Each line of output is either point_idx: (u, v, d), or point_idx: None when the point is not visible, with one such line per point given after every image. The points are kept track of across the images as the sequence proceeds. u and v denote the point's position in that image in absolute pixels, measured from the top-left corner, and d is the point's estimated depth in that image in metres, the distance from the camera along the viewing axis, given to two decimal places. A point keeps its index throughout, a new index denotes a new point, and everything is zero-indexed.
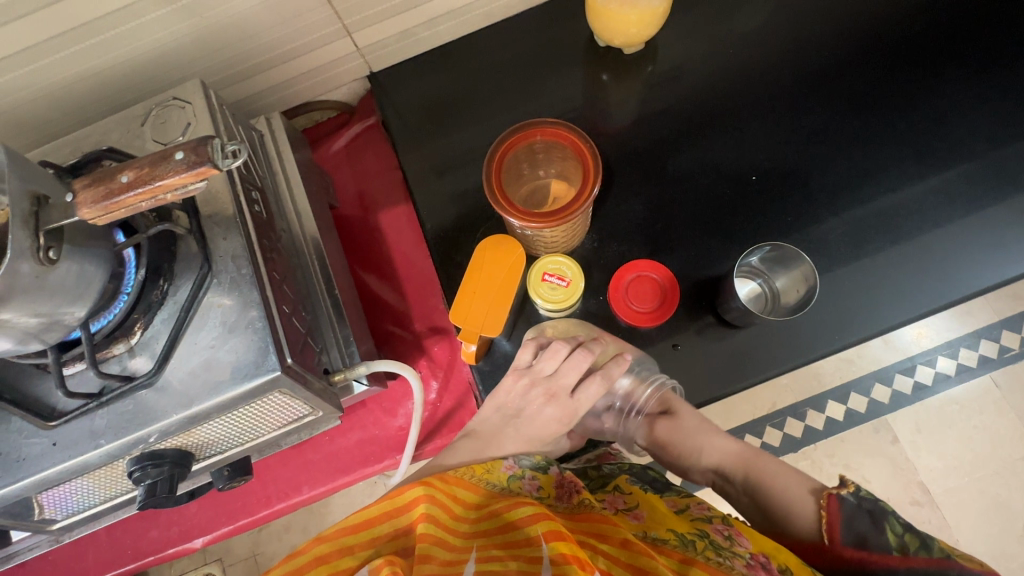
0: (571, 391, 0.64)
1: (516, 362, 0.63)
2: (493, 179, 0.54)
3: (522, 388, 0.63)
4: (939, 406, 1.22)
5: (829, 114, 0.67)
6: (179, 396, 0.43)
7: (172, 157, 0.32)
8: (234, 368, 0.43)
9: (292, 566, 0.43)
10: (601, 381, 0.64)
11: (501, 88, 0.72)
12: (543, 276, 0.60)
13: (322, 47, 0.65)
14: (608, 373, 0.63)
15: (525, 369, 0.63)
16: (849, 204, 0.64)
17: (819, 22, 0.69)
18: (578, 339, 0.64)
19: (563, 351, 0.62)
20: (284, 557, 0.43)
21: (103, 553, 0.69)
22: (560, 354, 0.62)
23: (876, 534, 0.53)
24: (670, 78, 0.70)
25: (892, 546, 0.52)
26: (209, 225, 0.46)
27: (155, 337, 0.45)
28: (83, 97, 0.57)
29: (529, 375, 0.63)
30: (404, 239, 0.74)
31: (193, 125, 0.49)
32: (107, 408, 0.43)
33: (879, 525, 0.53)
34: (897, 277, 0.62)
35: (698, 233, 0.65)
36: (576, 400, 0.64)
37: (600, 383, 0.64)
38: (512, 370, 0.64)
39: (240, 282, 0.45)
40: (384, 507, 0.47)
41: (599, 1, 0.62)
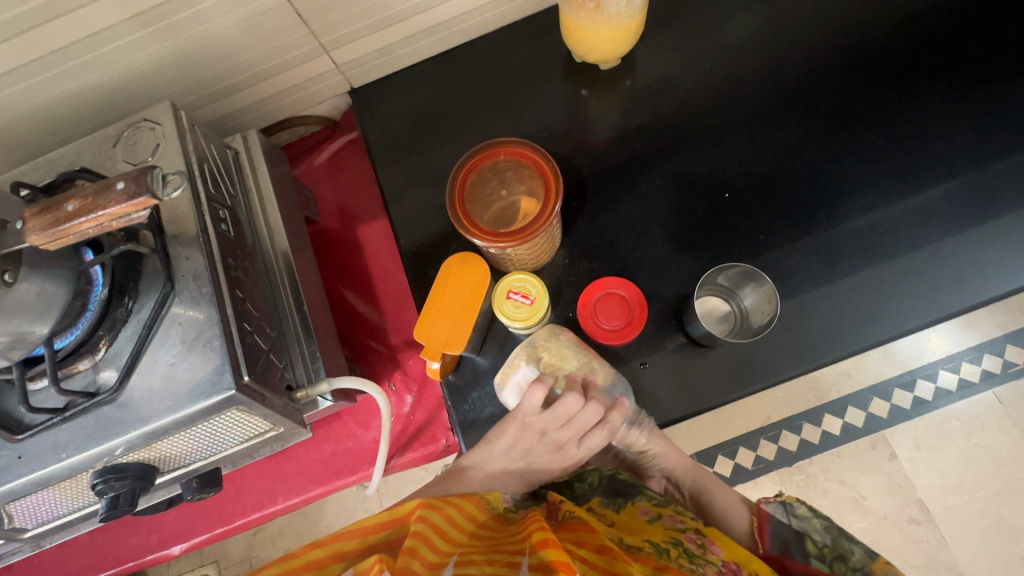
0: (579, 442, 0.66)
1: (528, 407, 0.60)
2: (457, 199, 0.55)
3: (533, 434, 0.63)
4: (938, 422, 1.19)
5: (807, 130, 0.66)
6: (139, 412, 0.44)
7: (116, 190, 0.33)
8: (192, 385, 0.44)
9: (285, 567, 0.42)
10: (605, 433, 0.65)
11: (479, 104, 0.72)
12: (507, 294, 0.60)
13: (300, 65, 0.67)
14: (613, 426, 0.63)
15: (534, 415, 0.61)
16: (825, 222, 0.64)
17: (799, 35, 0.68)
18: (580, 381, 0.63)
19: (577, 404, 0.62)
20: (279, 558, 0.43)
21: (86, 558, 0.70)
22: (571, 406, 0.62)
23: (797, 542, 0.60)
24: (647, 93, 0.70)
25: (811, 554, 0.58)
26: (173, 244, 0.47)
27: (119, 353, 0.46)
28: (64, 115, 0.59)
29: (539, 421, 0.62)
30: (382, 253, 0.75)
31: (162, 147, 0.50)
32: (71, 422, 0.44)
33: (801, 535, 0.60)
34: (872, 294, 0.61)
35: (670, 250, 0.65)
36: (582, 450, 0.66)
37: (604, 436, 0.65)
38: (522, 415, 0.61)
39: (200, 300, 0.46)
40: (381, 516, 0.48)
41: (572, 19, 0.62)
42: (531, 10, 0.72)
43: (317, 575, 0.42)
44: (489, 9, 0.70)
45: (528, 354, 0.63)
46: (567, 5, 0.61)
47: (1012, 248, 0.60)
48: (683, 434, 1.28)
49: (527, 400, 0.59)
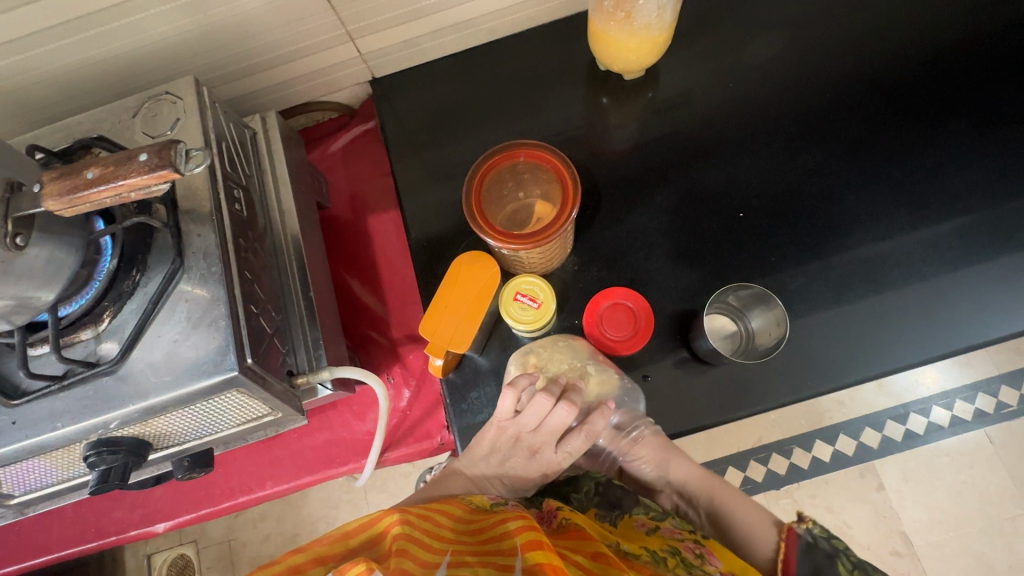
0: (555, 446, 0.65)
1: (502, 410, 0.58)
2: (473, 199, 0.54)
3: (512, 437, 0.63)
4: (927, 457, 1.19)
5: (825, 156, 0.66)
6: (138, 386, 0.44)
7: (143, 163, 0.33)
8: (194, 363, 0.44)
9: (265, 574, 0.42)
10: (583, 436, 0.65)
11: (500, 104, 0.72)
12: (514, 296, 0.60)
13: (324, 50, 0.66)
14: (593, 428, 0.65)
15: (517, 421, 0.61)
16: (836, 250, 0.64)
17: (824, 61, 0.68)
18: (562, 384, 0.62)
19: (547, 405, 0.60)
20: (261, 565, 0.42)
21: (67, 529, 0.69)
22: (544, 407, 0.61)
23: (830, 566, 0.55)
24: (669, 106, 0.70)
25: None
26: (186, 221, 0.47)
27: (123, 325, 0.46)
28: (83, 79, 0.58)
29: (513, 426, 0.61)
30: (390, 245, 0.75)
31: (182, 121, 0.50)
32: (68, 391, 0.44)
33: (834, 558, 0.55)
34: (878, 325, 0.61)
35: (681, 265, 0.65)
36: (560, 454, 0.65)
37: (582, 440, 0.65)
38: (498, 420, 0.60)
39: (209, 278, 0.45)
40: (362, 520, 0.48)
41: (600, 28, 0.62)
42: (559, 15, 0.72)
43: None
44: (517, 11, 0.69)
45: (519, 364, 0.63)
46: (598, 13, 0.61)
47: (1019, 289, 0.61)
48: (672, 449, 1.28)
49: (502, 405, 0.57)
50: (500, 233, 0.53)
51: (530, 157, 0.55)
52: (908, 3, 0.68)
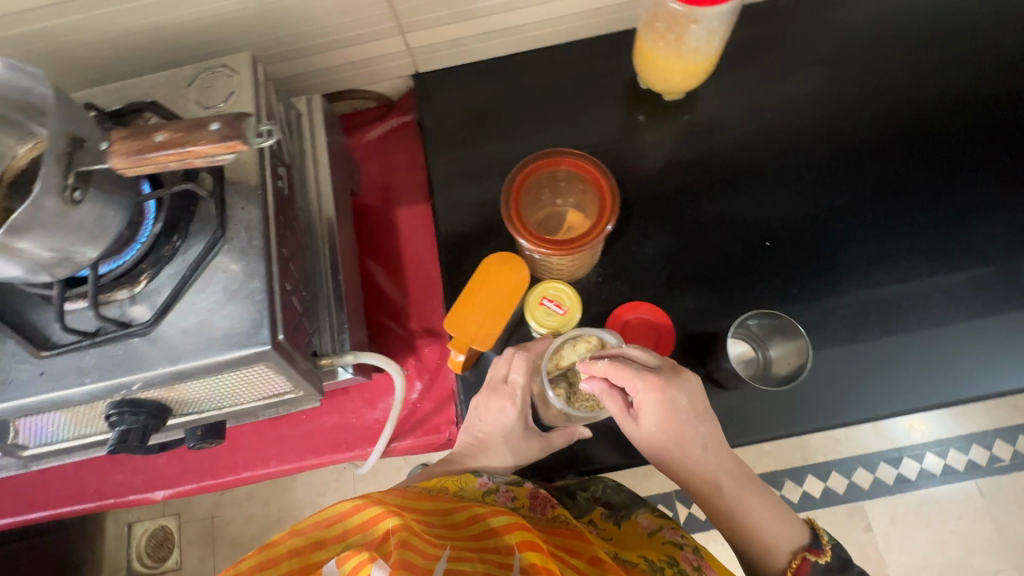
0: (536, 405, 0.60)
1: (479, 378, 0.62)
2: (511, 199, 0.55)
3: (489, 404, 0.61)
4: (916, 503, 1.20)
5: (852, 195, 0.67)
6: (169, 350, 0.44)
7: (215, 133, 0.33)
8: (227, 333, 0.44)
9: (263, 557, 0.44)
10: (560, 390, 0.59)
11: (538, 111, 0.73)
12: (541, 300, 0.60)
13: (374, 40, 0.67)
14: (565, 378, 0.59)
15: (492, 381, 0.61)
16: (856, 288, 0.64)
17: (860, 103, 0.69)
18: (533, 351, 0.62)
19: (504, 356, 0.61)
20: (261, 547, 0.44)
21: (67, 486, 0.69)
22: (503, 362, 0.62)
23: None
24: (704, 130, 0.71)
25: None
26: (231, 193, 0.47)
27: (159, 289, 0.46)
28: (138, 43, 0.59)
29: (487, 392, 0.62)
30: (416, 237, 0.75)
31: (235, 95, 0.51)
32: (99, 348, 0.44)
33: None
34: (892, 365, 0.62)
35: (702, 287, 0.66)
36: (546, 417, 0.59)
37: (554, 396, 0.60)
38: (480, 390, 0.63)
39: (249, 251, 0.46)
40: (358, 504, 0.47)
41: (647, 47, 0.63)
42: (604, 31, 0.74)
43: (296, 562, 0.44)
44: (565, 22, 0.71)
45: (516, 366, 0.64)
46: (647, 33, 0.62)
47: None
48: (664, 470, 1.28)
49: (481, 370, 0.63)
50: (537, 243, 0.53)
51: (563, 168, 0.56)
52: (947, 55, 0.70)
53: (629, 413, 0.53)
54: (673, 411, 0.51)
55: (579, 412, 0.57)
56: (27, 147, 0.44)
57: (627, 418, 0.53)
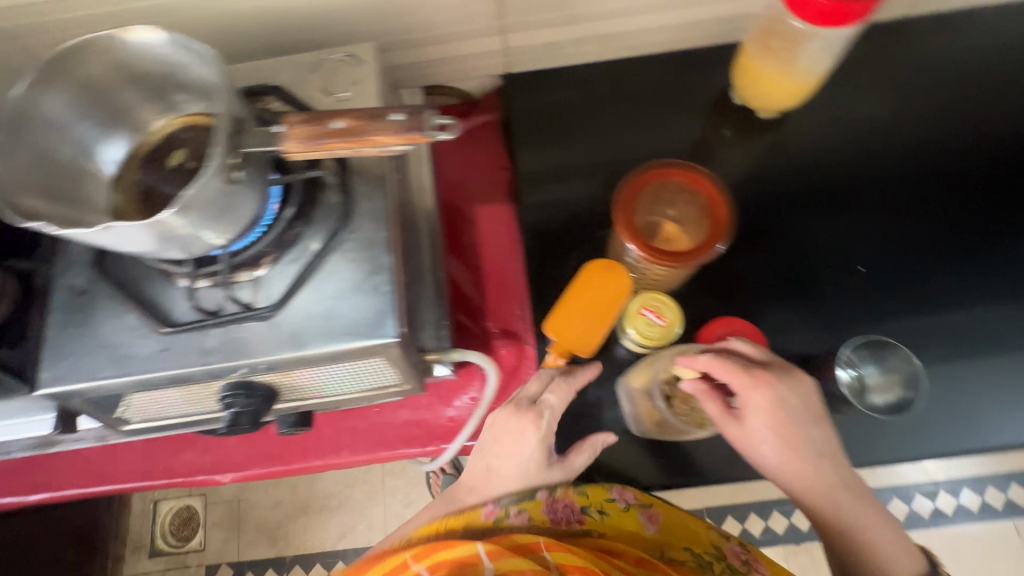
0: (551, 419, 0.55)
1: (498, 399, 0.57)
2: (623, 201, 0.55)
3: (506, 421, 0.55)
4: (952, 538, 1.19)
5: (951, 222, 0.66)
6: (292, 336, 0.44)
7: (397, 125, 0.34)
8: (352, 324, 0.44)
9: None
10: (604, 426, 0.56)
11: (627, 119, 0.73)
12: (641, 309, 0.57)
13: (474, 38, 0.67)
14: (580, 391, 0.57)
15: (517, 401, 0.56)
16: (955, 319, 0.62)
17: (960, 130, 0.68)
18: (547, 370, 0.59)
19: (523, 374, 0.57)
20: None
21: (135, 462, 0.69)
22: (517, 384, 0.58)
23: None
24: (797, 147, 0.70)
25: None
26: (356, 182, 0.47)
27: (281, 274, 0.46)
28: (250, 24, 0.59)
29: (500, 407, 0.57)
30: (497, 237, 0.75)
31: (358, 84, 0.51)
32: (223, 329, 0.44)
33: None
34: (993, 399, 0.60)
35: (794, 307, 0.64)
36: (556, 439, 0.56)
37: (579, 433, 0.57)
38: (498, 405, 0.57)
39: (375, 242, 0.46)
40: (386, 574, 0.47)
41: (755, 63, 0.63)
42: (698, 43, 0.73)
43: None
44: (663, 31, 0.70)
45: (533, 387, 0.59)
46: (756, 48, 0.62)
47: None
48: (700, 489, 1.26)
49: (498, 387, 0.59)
50: (648, 252, 0.53)
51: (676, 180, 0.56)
52: None
53: (738, 414, 0.52)
54: (788, 411, 0.51)
55: (673, 416, 0.54)
56: (165, 120, 0.44)
57: (736, 420, 0.52)
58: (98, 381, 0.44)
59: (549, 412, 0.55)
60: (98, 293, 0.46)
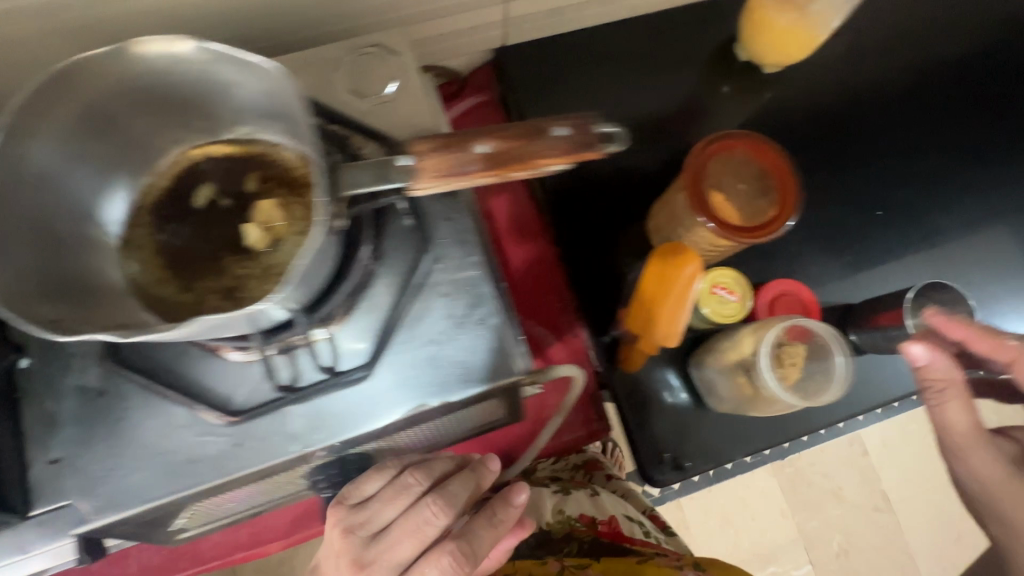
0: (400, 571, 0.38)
1: (347, 491, 0.40)
2: (697, 177, 0.51)
3: None
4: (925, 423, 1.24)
5: (951, 153, 0.68)
6: (397, 393, 0.37)
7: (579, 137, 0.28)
8: (465, 369, 0.38)
9: None
10: (409, 533, 0.38)
11: (639, 83, 0.68)
12: (714, 288, 0.54)
13: (474, 11, 0.59)
14: (467, 546, 0.38)
15: (366, 538, 0.38)
16: (963, 245, 0.66)
17: (946, 52, 0.69)
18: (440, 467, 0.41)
19: (408, 490, 0.39)
20: None
21: (153, 557, 0.58)
22: (392, 499, 0.39)
23: None
24: (804, 100, 0.68)
25: None
26: (427, 200, 0.40)
27: (363, 324, 0.38)
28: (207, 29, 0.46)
29: (359, 539, 0.38)
30: (518, 230, 0.70)
31: (399, 79, 0.42)
32: (307, 403, 0.36)
33: None
34: (997, 313, 0.64)
35: (829, 257, 0.65)
36: None
37: None
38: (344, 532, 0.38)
39: (466, 270, 0.39)
40: None
41: (769, 15, 0.61)
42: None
43: None
44: None
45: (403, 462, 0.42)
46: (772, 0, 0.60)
47: None
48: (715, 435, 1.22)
49: (367, 487, 0.40)
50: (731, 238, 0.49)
51: (736, 150, 0.52)
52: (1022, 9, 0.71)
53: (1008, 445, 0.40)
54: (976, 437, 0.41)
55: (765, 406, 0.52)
56: (179, 148, 0.35)
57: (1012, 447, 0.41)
58: (150, 503, 0.34)
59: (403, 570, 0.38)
60: (123, 391, 0.36)
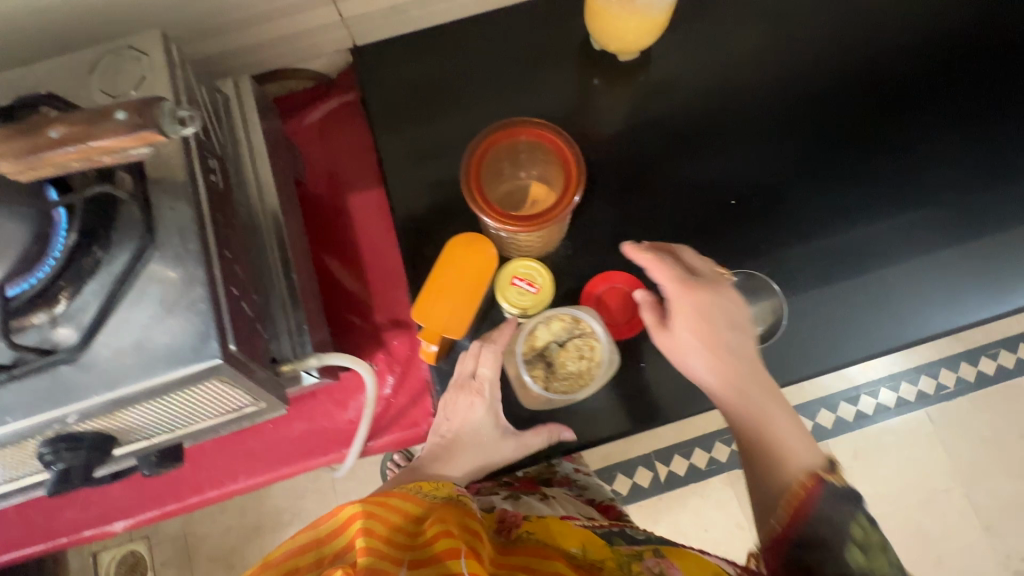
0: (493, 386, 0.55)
1: (459, 371, 0.56)
2: (474, 173, 0.51)
3: (472, 415, 0.55)
4: (899, 431, 1.14)
5: (821, 136, 0.63)
6: (104, 375, 0.39)
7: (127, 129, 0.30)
8: (170, 351, 0.40)
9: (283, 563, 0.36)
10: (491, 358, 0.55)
11: (491, 78, 0.65)
12: (511, 279, 0.57)
13: (299, 13, 0.59)
14: (494, 361, 0.55)
15: (458, 378, 0.56)
16: (832, 236, 0.61)
17: (818, 30, 0.64)
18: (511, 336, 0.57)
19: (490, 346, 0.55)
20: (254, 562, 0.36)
21: (11, 529, 0.63)
22: (473, 350, 0.56)
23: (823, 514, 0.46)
24: (665, 88, 0.64)
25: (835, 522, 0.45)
26: (156, 192, 0.42)
27: (84, 308, 0.40)
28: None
29: (465, 384, 0.55)
30: (373, 225, 0.71)
31: (147, 80, 0.44)
32: (19, 382, 0.39)
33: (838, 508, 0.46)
34: (856, 306, 0.60)
35: (675, 250, 0.61)
36: (493, 425, 0.55)
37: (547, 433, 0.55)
38: (455, 385, 0.56)
39: (185, 258, 0.41)
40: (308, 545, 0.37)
41: (601, 5, 0.58)
42: None
43: None
44: None
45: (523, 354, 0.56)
46: None
47: (1001, 269, 0.60)
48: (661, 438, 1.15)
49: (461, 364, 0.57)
50: (542, 225, 0.49)
51: (496, 150, 0.53)
52: None
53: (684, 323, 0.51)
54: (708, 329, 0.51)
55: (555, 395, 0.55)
56: None
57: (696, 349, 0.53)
58: None
59: (510, 431, 0.56)
60: None
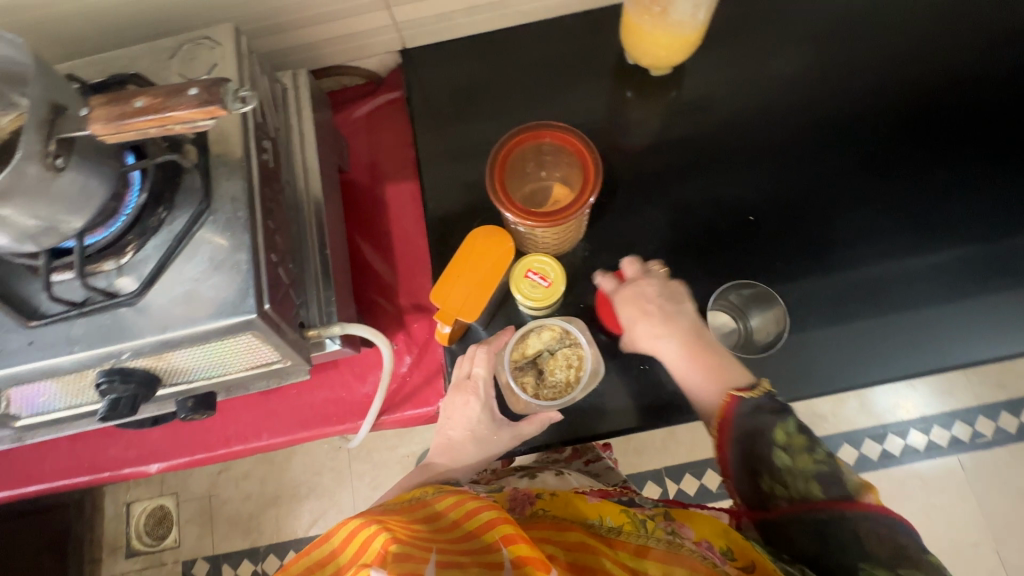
0: (488, 383, 0.56)
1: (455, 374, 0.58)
2: (497, 170, 0.55)
3: (468, 412, 0.56)
4: (925, 474, 1.10)
5: (847, 160, 0.63)
6: (156, 319, 0.45)
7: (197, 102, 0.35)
8: (213, 303, 0.45)
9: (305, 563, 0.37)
10: (484, 356, 0.57)
11: (526, 82, 0.70)
12: (525, 272, 0.60)
13: (357, 16, 0.65)
14: (488, 357, 0.57)
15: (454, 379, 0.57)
16: (848, 258, 0.62)
17: (853, 55, 0.65)
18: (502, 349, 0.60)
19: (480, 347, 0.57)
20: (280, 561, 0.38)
21: (63, 460, 0.70)
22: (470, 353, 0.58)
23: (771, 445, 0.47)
24: (693, 104, 0.67)
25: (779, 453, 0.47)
26: (216, 165, 0.48)
27: (145, 260, 0.46)
28: (91, 27, 0.55)
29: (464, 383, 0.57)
30: (405, 215, 0.76)
31: (218, 67, 0.50)
32: (87, 318, 0.45)
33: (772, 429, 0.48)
34: (867, 332, 0.60)
35: (689, 260, 0.63)
36: (491, 423, 0.56)
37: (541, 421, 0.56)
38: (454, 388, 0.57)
39: (234, 224, 0.46)
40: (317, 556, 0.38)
41: (635, 21, 0.60)
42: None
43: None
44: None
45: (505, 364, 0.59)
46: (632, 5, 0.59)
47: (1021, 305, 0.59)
48: (671, 453, 1.15)
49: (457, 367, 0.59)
50: (558, 223, 0.53)
51: (521, 151, 0.57)
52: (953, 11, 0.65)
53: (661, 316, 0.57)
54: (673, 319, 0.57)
55: (543, 403, 0.58)
56: None
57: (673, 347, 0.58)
58: None
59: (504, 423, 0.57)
60: None
